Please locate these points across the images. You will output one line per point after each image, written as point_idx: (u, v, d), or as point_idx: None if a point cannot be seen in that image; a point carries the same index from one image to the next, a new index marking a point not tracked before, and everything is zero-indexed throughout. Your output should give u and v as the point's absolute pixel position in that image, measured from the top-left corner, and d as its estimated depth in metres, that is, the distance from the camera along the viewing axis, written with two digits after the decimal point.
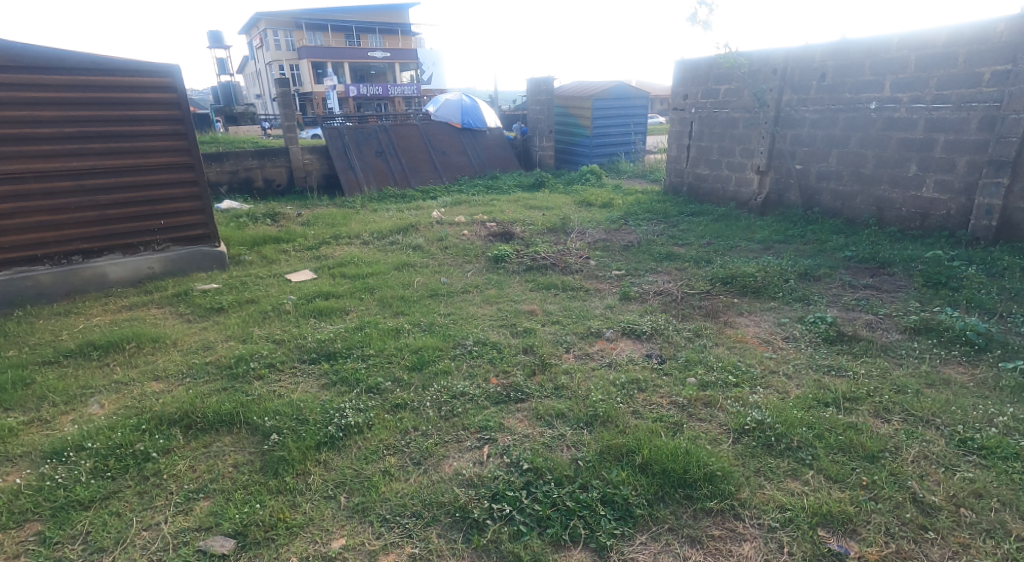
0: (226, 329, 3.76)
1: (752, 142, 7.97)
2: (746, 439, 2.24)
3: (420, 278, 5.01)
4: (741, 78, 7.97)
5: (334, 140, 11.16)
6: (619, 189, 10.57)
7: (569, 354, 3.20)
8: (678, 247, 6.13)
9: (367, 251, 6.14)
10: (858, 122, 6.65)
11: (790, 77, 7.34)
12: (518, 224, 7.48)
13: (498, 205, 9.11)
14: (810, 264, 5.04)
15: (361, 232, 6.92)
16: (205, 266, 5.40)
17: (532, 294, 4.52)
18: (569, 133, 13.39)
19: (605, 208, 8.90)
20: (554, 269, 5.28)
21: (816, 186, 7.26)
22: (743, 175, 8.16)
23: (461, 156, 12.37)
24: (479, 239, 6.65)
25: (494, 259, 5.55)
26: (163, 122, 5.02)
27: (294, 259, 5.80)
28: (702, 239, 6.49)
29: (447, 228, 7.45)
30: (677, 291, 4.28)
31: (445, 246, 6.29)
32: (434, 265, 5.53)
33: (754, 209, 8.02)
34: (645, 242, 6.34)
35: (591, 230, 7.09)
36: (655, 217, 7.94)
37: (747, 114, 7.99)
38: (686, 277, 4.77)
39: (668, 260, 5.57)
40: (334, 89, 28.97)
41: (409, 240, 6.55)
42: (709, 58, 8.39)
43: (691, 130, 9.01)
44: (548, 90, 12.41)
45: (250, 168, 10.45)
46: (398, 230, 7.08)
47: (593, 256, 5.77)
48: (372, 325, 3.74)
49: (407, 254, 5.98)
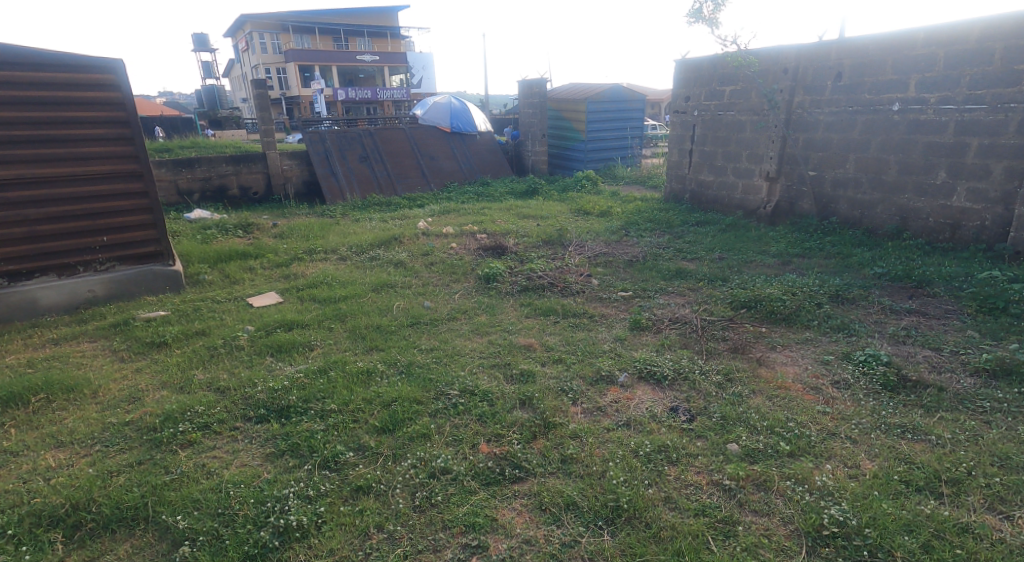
0: (163, 372, 3.14)
1: (760, 147, 7.47)
2: (825, 550, 1.73)
3: (401, 302, 4.41)
4: (748, 78, 7.48)
5: (315, 145, 10.54)
6: (616, 196, 10.03)
7: (576, 408, 2.60)
8: (687, 263, 5.58)
9: (343, 268, 5.53)
10: (879, 125, 6.14)
11: (803, 77, 6.84)
12: (510, 236, 6.91)
13: (490, 214, 8.54)
14: (839, 283, 4.50)
15: (338, 247, 6.31)
16: (157, 287, 4.76)
17: (529, 321, 3.93)
18: (563, 138, 12.86)
19: (604, 217, 8.37)
20: (552, 289, 4.70)
21: (831, 194, 6.75)
22: (751, 182, 7.66)
23: (450, 161, 11.78)
24: (468, 253, 6.07)
25: (485, 277, 4.97)
26: (105, 125, 4.41)
27: (261, 279, 5.17)
28: (712, 253, 5.95)
29: (434, 241, 6.86)
30: (695, 319, 3.73)
31: (431, 262, 5.70)
32: (417, 285, 4.94)
33: (763, 219, 7.52)
34: (650, 257, 5.79)
35: (590, 242, 6.53)
36: (657, 228, 7.41)
37: (755, 116, 7.48)
38: (703, 302, 4.22)
39: (678, 277, 5.01)
40: (321, 93, 28.37)
41: (391, 255, 5.95)
42: (713, 57, 7.90)
43: (694, 134, 8.52)
44: (540, 91, 11.87)
45: (225, 175, 9.85)
46: (380, 243, 6.48)
47: (595, 273, 5.20)
48: (338, 366, 3.13)
49: (388, 272, 5.39)
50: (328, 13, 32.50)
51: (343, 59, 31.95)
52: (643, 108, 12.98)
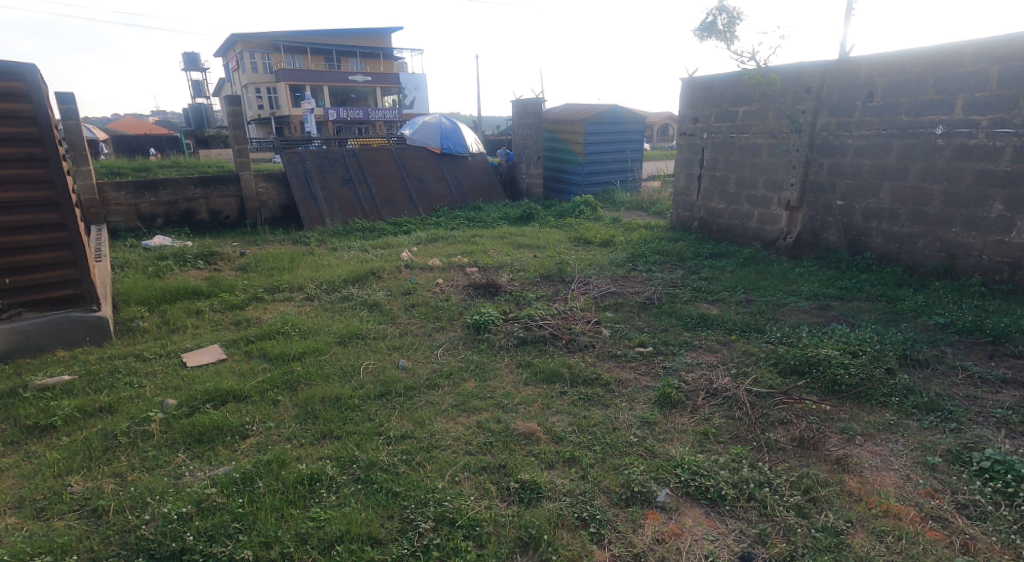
0: (30, 475, 2.34)
1: (780, 173, 6.80)
2: None
3: (371, 362, 3.62)
4: (765, 98, 6.86)
5: (294, 166, 9.80)
6: (618, 223, 9.33)
7: (604, 557, 1.89)
8: (708, 307, 4.85)
9: (308, 312, 4.73)
10: (919, 150, 5.46)
11: (828, 97, 6.21)
12: (503, 271, 6.17)
13: (481, 243, 7.82)
14: (900, 335, 3.74)
15: (307, 283, 5.52)
16: (76, 338, 3.91)
17: (527, 392, 3.14)
18: (559, 161, 12.20)
19: (606, 247, 7.65)
20: (555, 343, 3.93)
21: (862, 226, 6.05)
22: (770, 211, 6.99)
23: (440, 184, 11.03)
24: (455, 292, 5.31)
25: (474, 326, 4.21)
26: (9, 142, 3.65)
27: (207, 326, 4.35)
28: (735, 293, 5.23)
29: (418, 276, 6.09)
30: (740, 392, 2.92)
31: (412, 304, 4.93)
32: (393, 337, 4.16)
33: (784, 251, 6.83)
34: (664, 299, 5.06)
35: (595, 279, 5.82)
36: (666, 262, 6.71)
37: (775, 139, 6.82)
38: (740, 363, 3.45)
39: (703, 326, 4.25)
40: (310, 114, 27.85)
41: (367, 295, 5.16)
42: (728, 75, 7.28)
43: (703, 158, 7.91)
44: (535, 112, 11.22)
45: (193, 199, 9.08)
46: (354, 279, 5.70)
47: (604, 321, 4.44)
48: (274, 468, 2.31)
49: (360, 317, 4.59)
50: (319, 33, 32.09)
51: (334, 79, 31.50)
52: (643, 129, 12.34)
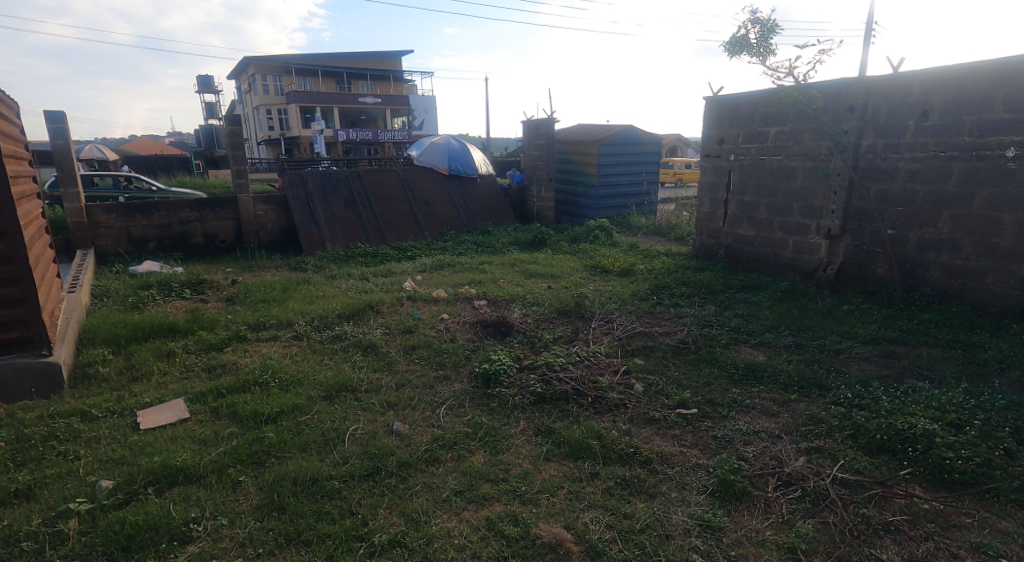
0: None
1: (821, 198, 6.23)
2: None
3: (360, 425, 3.03)
4: (803, 118, 6.32)
5: (295, 188, 9.34)
6: (636, 250, 8.74)
7: None
8: (751, 354, 4.23)
9: (294, 355, 4.15)
10: (986, 175, 4.92)
11: (874, 117, 5.67)
12: (515, 305, 5.59)
13: (490, 271, 7.27)
14: (1000, 396, 3.10)
15: (298, 318, 4.96)
16: (20, 389, 3.36)
17: (550, 473, 2.55)
18: (571, 183, 11.67)
19: (626, 276, 7.06)
20: (578, 400, 3.33)
21: (917, 258, 5.46)
22: (807, 240, 6.43)
23: (447, 207, 10.53)
24: (462, 331, 4.73)
25: (483, 377, 3.62)
26: None
27: (178, 372, 3.79)
28: (780, 335, 4.60)
29: (420, 310, 5.53)
30: (827, 485, 2.33)
31: (412, 345, 4.35)
32: (389, 390, 3.57)
33: (825, 283, 6.23)
34: (700, 342, 4.45)
35: (617, 316, 5.23)
36: (695, 296, 6.10)
37: (814, 163, 6.27)
38: (807, 433, 2.85)
39: (751, 379, 3.63)
40: (320, 135, 27.68)
41: (364, 335, 4.59)
42: (761, 93, 6.75)
43: (729, 182, 7.39)
44: (547, 133, 10.76)
45: (187, 222, 8.60)
46: (350, 314, 5.14)
47: (634, 371, 3.85)
48: None
49: (353, 363, 4.01)
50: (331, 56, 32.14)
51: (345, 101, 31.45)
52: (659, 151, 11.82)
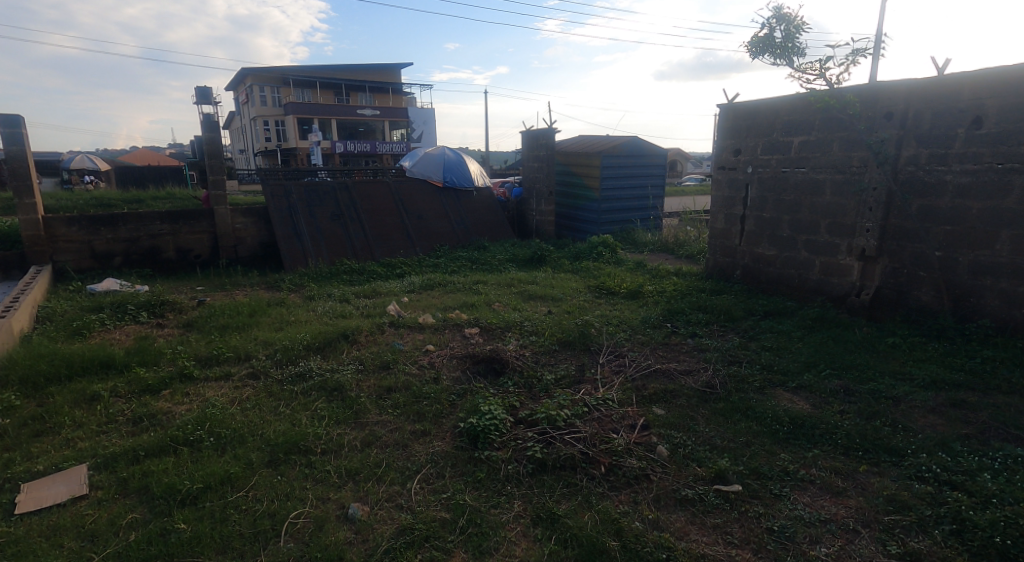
0: None
1: (854, 215, 5.59)
2: None
3: (307, 509, 2.37)
4: (833, 125, 5.68)
5: (277, 200, 8.68)
6: (643, 269, 8.07)
7: None
8: (791, 401, 3.55)
9: (245, 401, 3.46)
10: None
11: (915, 124, 5.05)
12: (511, 334, 4.89)
13: (485, 292, 6.60)
14: None
15: (259, 350, 4.28)
16: None
17: None
18: (572, 197, 11.03)
19: (635, 299, 6.39)
20: (587, 469, 2.66)
21: (969, 284, 4.81)
22: (837, 261, 5.78)
23: (441, 221, 9.87)
24: (448, 367, 4.04)
25: (470, 435, 2.93)
26: None
27: (96, 424, 3.09)
28: (822, 376, 3.92)
29: (403, 339, 4.84)
30: None
31: (388, 387, 3.66)
32: (352, 451, 2.88)
33: (858, 310, 5.57)
34: (729, 384, 3.76)
35: (628, 349, 4.55)
36: (713, 324, 5.42)
37: (846, 175, 5.63)
38: (884, 529, 2.24)
39: (799, 439, 2.96)
40: (316, 146, 27.14)
41: (332, 373, 3.89)
42: (784, 98, 6.12)
43: (746, 196, 6.74)
44: (547, 144, 10.14)
45: (158, 236, 7.93)
46: (321, 344, 4.45)
47: (654, 425, 3.16)
48: None
49: (313, 412, 3.32)
50: (329, 67, 31.74)
51: (342, 112, 30.98)
52: (665, 164, 11.20)
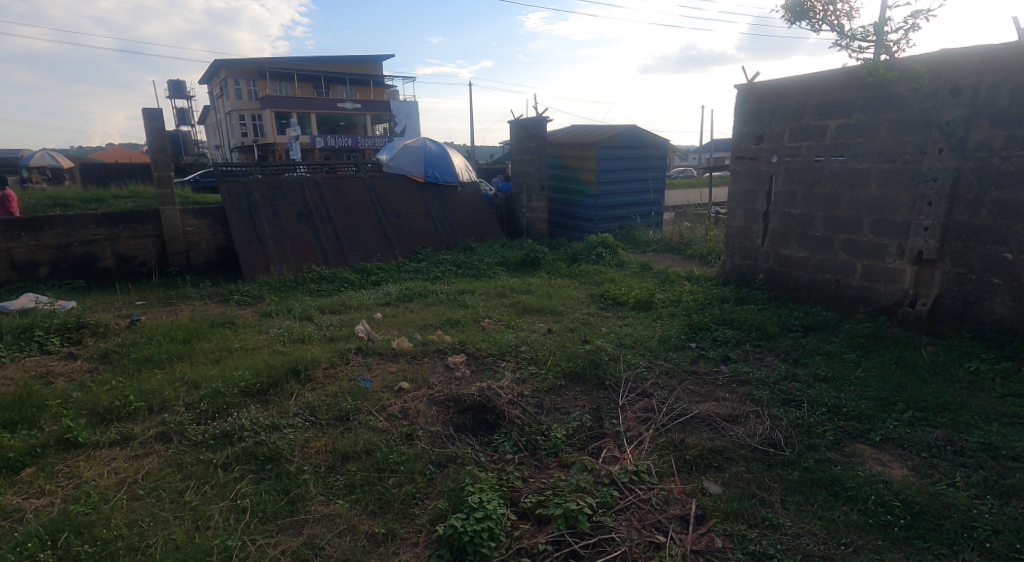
0: None
1: (908, 212, 4.72)
2: None
3: None
4: (883, 104, 4.80)
5: (235, 198, 7.63)
6: (650, 272, 7.16)
7: None
8: (883, 465, 2.66)
9: (141, 482, 2.49)
10: None
11: (991, 101, 4.18)
12: (505, 364, 3.93)
13: (473, 304, 5.65)
14: None
15: (181, 396, 3.29)
16: None
17: None
18: (566, 192, 10.09)
19: (648, 311, 5.48)
20: None
21: None
22: (885, 265, 4.92)
23: (422, 219, 8.88)
24: (426, 417, 3.07)
25: (455, 549, 2.02)
26: None
27: None
28: (910, 423, 3.03)
29: (371, 372, 3.87)
30: None
31: (343, 455, 2.70)
32: None
33: (914, 323, 4.71)
34: (798, 439, 2.85)
35: (654, 384, 3.62)
36: (747, 344, 4.51)
37: (898, 164, 4.75)
38: None
39: (925, 542, 2.08)
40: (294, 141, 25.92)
41: (269, 430, 2.91)
42: (821, 74, 5.22)
43: (772, 189, 5.84)
44: (538, 134, 9.18)
45: (93, 241, 6.87)
46: (262, 384, 3.46)
47: (714, 516, 2.24)
48: None
49: (233, 501, 2.36)
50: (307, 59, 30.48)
51: (321, 106, 29.74)
52: (666, 156, 10.29)
